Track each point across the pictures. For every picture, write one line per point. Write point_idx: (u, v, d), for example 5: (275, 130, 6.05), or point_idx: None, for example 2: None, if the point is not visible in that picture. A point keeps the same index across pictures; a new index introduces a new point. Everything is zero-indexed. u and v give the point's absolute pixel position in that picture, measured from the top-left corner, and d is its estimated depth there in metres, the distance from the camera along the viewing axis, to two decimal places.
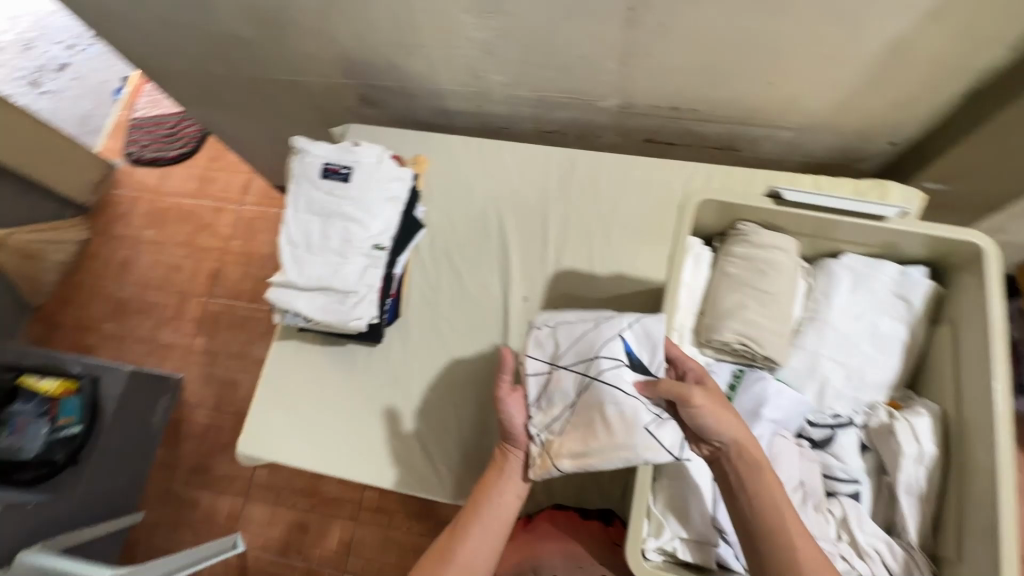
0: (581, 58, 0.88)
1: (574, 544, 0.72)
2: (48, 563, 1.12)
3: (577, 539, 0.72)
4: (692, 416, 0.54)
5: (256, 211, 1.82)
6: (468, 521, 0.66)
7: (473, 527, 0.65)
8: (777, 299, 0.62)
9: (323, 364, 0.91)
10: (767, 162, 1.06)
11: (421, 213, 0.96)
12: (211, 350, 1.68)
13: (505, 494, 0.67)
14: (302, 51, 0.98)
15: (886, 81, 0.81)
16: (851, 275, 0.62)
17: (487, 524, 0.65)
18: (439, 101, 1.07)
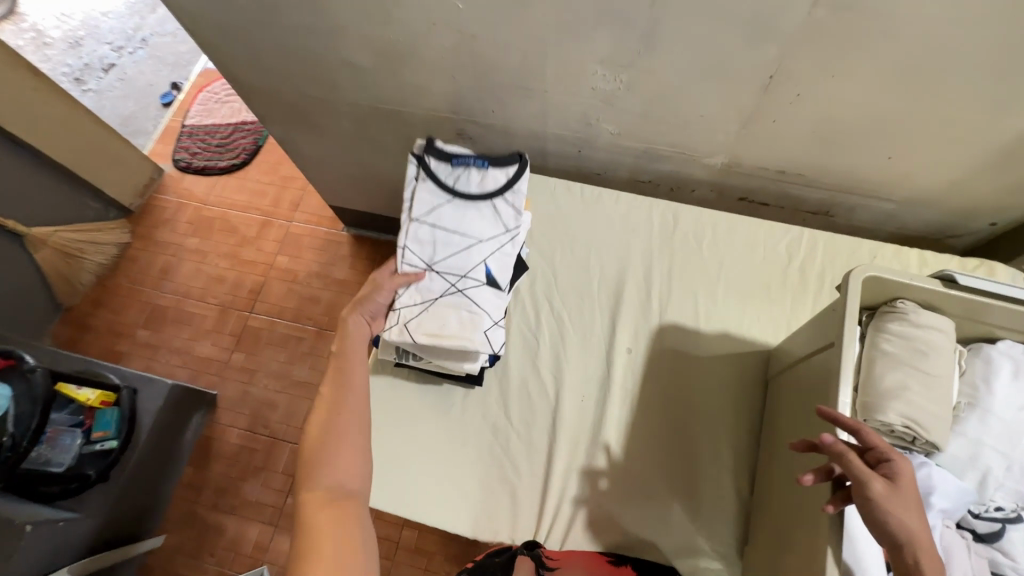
0: (702, 117, 0.89)
1: None
2: None
3: None
4: (879, 510, 0.50)
5: (305, 228, 1.80)
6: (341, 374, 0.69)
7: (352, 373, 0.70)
8: (940, 382, 0.60)
9: (418, 405, 0.87)
10: (857, 230, 1.07)
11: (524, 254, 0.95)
12: (249, 367, 1.63)
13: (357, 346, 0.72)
14: (414, 83, 0.99)
15: (1007, 167, 0.83)
16: (1011, 363, 0.62)
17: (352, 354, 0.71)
18: (538, 143, 1.07)
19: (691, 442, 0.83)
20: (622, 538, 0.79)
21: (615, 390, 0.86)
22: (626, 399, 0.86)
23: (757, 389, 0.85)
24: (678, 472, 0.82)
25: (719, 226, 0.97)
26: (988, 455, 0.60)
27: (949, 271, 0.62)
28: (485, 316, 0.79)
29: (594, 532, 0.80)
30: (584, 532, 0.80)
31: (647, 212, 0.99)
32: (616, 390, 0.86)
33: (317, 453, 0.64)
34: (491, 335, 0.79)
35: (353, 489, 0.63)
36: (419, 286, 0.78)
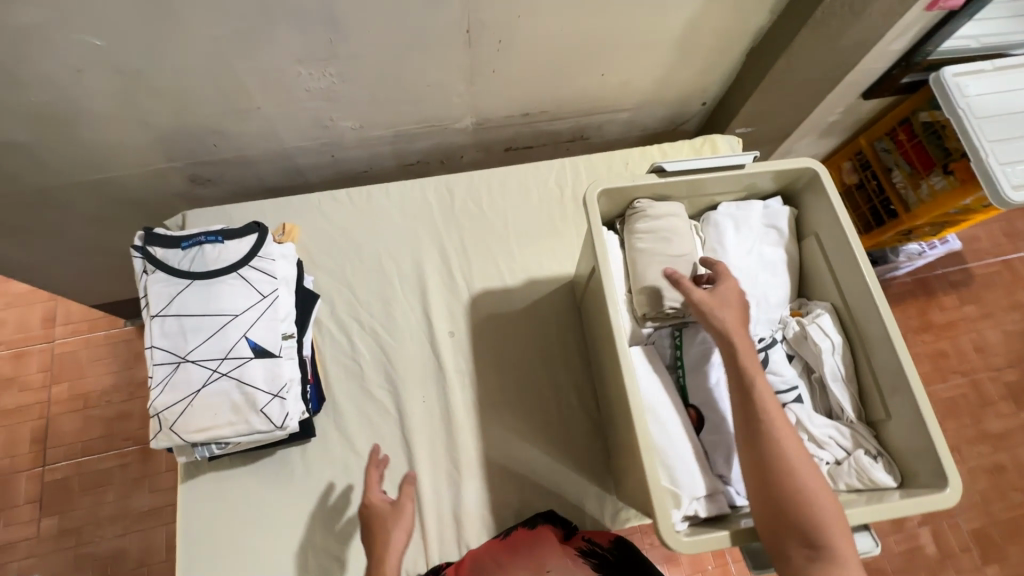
0: (430, 86, 0.88)
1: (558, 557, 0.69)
2: None
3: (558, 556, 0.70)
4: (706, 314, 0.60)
5: (75, 342, 1.48)
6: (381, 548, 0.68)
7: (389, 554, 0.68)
8: (687, 258, 0.69)
9: (253, 486, 0.78)
10: (612, 143, 1.18)
11: (310, 282, 0.88)
12: (72, 527, 1.33)
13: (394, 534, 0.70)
14: (101, 143, 0.83)
15: (691, 55, 0.95)
16: (731, 219, 0.72)
17: (393, 553, 0.68)
18: (287, 161, 0.98)
19: (537, 391, 0.86)
20: (509, 508, 0.80)
21: (453, 376, 0.85)
22: (467, 379, 0.86)
23: (575, 318, 0.90)
24: (535, 423, 0.84)
25: (492, 183, 0.98)
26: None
27: (660, 162, 0.68)
28: (259, 392, 0.68)
29: (481, 516, 0.80)
30: (473, 520, 0.79)
31: (421, 193, 0.96)
32: (453, 374, 0.86)
33: None
34: (271, 411, 0.68)
35: None
36: (174, 383, 0.66)
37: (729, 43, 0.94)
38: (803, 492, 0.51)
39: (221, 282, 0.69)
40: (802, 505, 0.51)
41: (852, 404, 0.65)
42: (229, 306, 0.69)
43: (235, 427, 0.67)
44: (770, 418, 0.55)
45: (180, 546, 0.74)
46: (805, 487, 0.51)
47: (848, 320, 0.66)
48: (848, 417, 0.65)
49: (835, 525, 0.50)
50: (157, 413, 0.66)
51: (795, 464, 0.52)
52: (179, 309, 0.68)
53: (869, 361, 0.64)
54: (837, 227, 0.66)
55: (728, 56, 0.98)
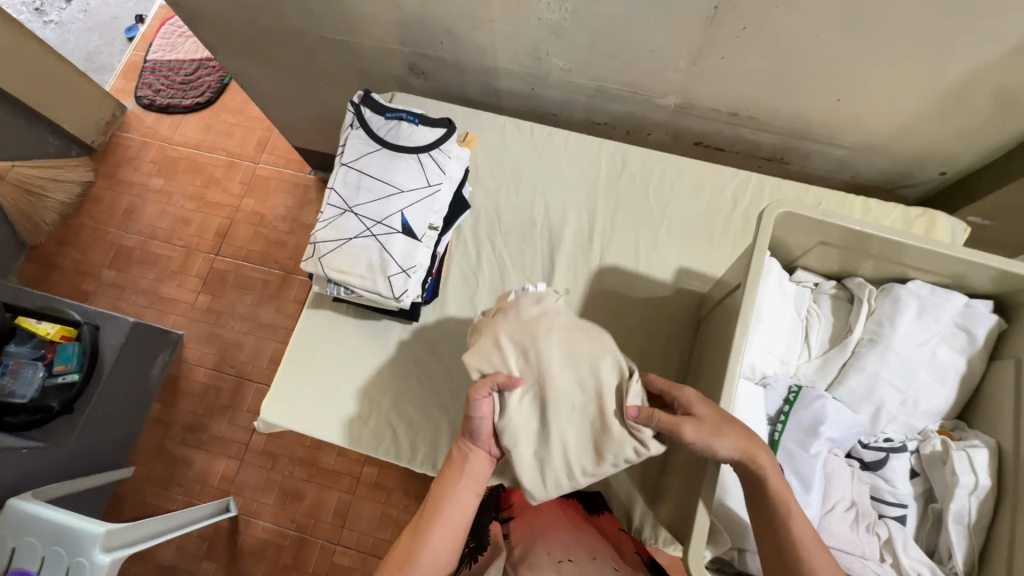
0: (652, 52, 0.86)
1: (591, 540, 0.74)
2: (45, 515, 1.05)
3: (592, 536, 0.75)
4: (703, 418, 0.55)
5: (271, 170, 1.76)
6: (434, 509, 0.64)
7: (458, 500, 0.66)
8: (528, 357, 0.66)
9: (355, 336, 0.89)
10: (811, 178, 1.06)
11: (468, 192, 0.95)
12: (215, 309, 1.64)
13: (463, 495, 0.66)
14: (358, 10, 0.95)
15: (954, 111, 0.81)
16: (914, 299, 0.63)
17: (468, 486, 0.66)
18: (492, 80, 1.04)
19: None
20: None
21: None
22: None
23: (688, 330, 0.87)
24: None
25: (666, 168, 0.96)
26: (884, 388, 0.61)
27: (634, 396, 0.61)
28: (392, 262, 0.76)
29: None
30: None
31: (595, 152, 0.97)
32: None
33: None
34: (394, 281, 0.77)
35: None
36: (336, 225, 0.77)
37: (1012, 114, 0.78)
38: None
39: (401, 158, 0.78)
40: None
41: (966, 556, 0.55)
42: (399, 181, 0.77)
43: (363, 280, 0.77)
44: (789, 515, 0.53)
45: (286, 354, 0.89)
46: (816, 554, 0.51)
47: (1010, 468, 0.56)
48: (953, 567, 0.55)
49: None
50: (314, 244, 0.78)
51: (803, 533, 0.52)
52: (364, 167, 0.78)
53: (1014, 524, 0.53)
54: None
55: (1003, 128, 0.81)
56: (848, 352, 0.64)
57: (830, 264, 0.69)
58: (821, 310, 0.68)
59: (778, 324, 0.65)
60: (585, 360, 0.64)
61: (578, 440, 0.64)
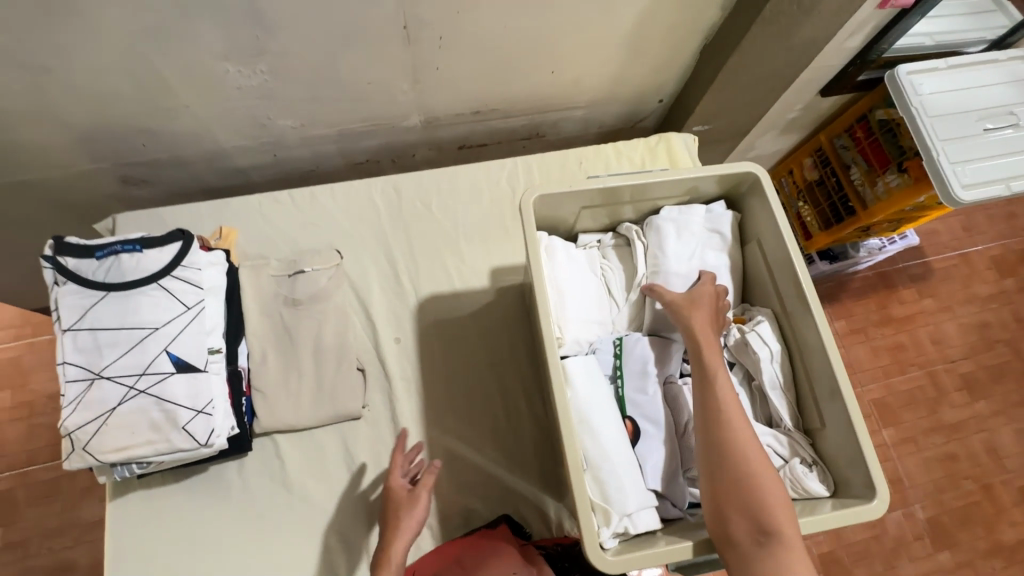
0: (371, 84, 0.84)
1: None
2: None
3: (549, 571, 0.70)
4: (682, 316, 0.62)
5: (18, 347, 1.42)
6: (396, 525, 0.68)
7: (397, 542, 0.66)
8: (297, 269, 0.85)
9: (188, 500, 0.75)
10: (570, 140, 1.15)
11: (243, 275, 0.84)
12: (16, 540, 1.29)
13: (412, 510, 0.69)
14: (16, 143, 0.78)
15: (642, 53, 0.93)
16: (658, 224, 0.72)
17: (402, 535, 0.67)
18: (227, 161, 0.94)
19: (484, 395, 0.85)
20: (454, 517, 0.79)
21: (399, 383, 0.84)
22: (412, 387, 0.84)
23: (523, 322, 0.88)
24: (483, 430, 0.83)
25: (441, 182, 0.96)
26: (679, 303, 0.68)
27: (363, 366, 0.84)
28: (180, 409, 0.65)
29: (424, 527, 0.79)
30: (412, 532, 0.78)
31: (367, 194, 0.93)
32: (398, 382, 0.84)
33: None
34: (194, 427, 0.66)
35: None
36: (88, 401, 0.63)
37: (681, 41, 0.92)
38: (745, 465, 0.54)
39: (137, 294, 0.66)
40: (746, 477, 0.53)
41: (790, 413, 0.65)
42: (148, 319, 0.66)
43: (154, 445, 0.64)
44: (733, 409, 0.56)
45: (109, 563, 0.72)
46: (771, 500, 0.52)
47: (787, 327, 0.66)
48: (785, 426, 0.65)
49: (777, 511, 0.52)
50: (70, 434, 0.63)
51: (762, 477, 0.53)
52: (95, 321, 0.64)
53: (807, 370, 0.64)
54: (776, 232, 0.66)
55: (680, 53, 0.95)
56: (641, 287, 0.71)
57: (601, 220, 0.75)
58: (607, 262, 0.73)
59: (580, 291, 0.69)
60: (331, 352, 0.81)
61: (292, 404, 0.78)
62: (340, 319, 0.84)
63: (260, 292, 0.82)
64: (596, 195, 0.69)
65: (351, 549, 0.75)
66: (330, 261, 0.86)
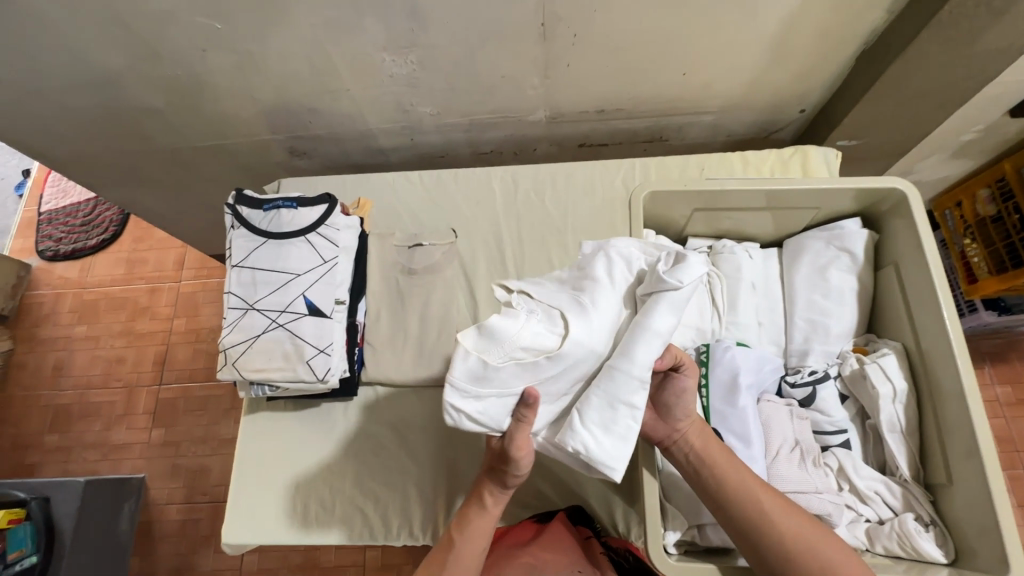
0: (504, 78, 0.90)
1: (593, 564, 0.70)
2: None
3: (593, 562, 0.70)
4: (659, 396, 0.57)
5: (195, 284, 1.73)
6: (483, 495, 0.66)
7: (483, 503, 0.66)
8: (417, 244, 0.93)
9: (301, 428, 0.86)
10: (694, 147, 1.12)
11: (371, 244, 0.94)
12: (172, 440, 1.57)
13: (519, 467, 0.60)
14: (219, 113, 0.95)
15: (786, 58, 0.87)
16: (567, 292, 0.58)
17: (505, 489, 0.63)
18: (372, 141, 1.06)
19: None
20: (522, 498, 0.82)
21: None
22: None
23: None
24: None
25: (557, 176, 0.99)
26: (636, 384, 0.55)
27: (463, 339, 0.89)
28: (307, 345, 0.75)
29: None
30: None
31: (487, 181, 0.99)
32: None
33: None
34: (315, 364, 0.76)
35: None
36: (241, 326, 0.76)
37: (835, 46, 0.85)
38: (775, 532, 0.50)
39: (289, 242, 0.78)
40: (784, 546, 0.50)
41: (909, 462, 0.57)
42: (294, 265, 0.77)
43: (283, 372, 0.75)
44: (739, 484, 0.52)
45: (235, 466, 0.86)
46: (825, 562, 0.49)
47: (919, 366, 0.59)
48: (901, 475, 0.57)
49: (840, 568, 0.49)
50: (226, 351, 0.76)
51: (799, 540, 0.50)
52: (256, 261, 0.77)
53: (938, 417, 0.56)
54: (920, 257, 0.59)
55: (831, 59, 0.88)
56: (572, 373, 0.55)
57: (715, 225, 0.72)
58: (527, 318, 0.55)
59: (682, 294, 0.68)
60: (437, 321, 0.89)
61: (397, 361, 0.87)
62: (448, 292, 0.91)
63: (384, 260, 0.92)
64: (709, 200, 0.67)
65: (427, 500, 0.82)
66: (447, 238, 0.94)
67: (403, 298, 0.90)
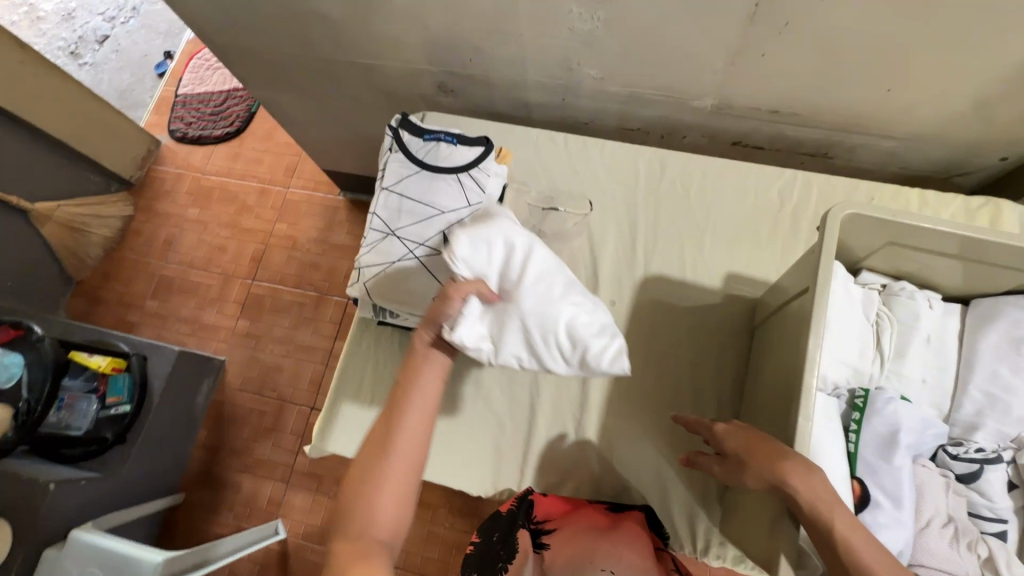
0: (687, 55, 0.84)
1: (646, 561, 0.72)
2: (105, 546, 1.09)
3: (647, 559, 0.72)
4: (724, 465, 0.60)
5: (301, 194, 1.79)
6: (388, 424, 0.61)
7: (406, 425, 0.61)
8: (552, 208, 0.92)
9: (402, 359, 0.89)
10: (858, 172, 1.02)
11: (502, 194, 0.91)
12: (254, 333, 1.67)
13: (424, 389, 0.63)
14: (387, 33, 0.95)
15: (1017, 96, 0.77)
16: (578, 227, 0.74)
17: (420, 418, 0.61)
18: (521, 93, 1.03)
19: (674, 390, 0.84)
20: (601, 484, 0.82)
21: None
22: None
23: (741, 336, 0.84)
24: (659, 421, 0.83)
25: (708, 171, 0.93)
26: (484, 330, 0.65)
27: None
28: (437, 285, 0.75)
29: (572, 476, 0.83)
30: (558, 476, 0.82)
31: (632, 160, 0.95)
32: None
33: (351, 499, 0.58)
34: None
35: (388, 538, 0.57)
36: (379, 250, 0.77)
37: None
38: None
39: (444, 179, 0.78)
40: None
41: None
42: (441, 202, 0.77)
43: (409, 303, 0.76)
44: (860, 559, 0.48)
45: (337, 375, 0.89)
46: None
47: None
48: None
49: None
50: (360, 270, 0.78)
51: None
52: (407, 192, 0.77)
53: None
54: None
55: None
56: (506, 254, 0.66)
57: (897, 264, 0.66)
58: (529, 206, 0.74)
59: (848, 328, 0.62)
60: None
61: None
62: (574, 264, 0.90)
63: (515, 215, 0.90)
64: (899, 237, 0.61)
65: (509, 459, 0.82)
66: (582, 208, 0.92)
67: None
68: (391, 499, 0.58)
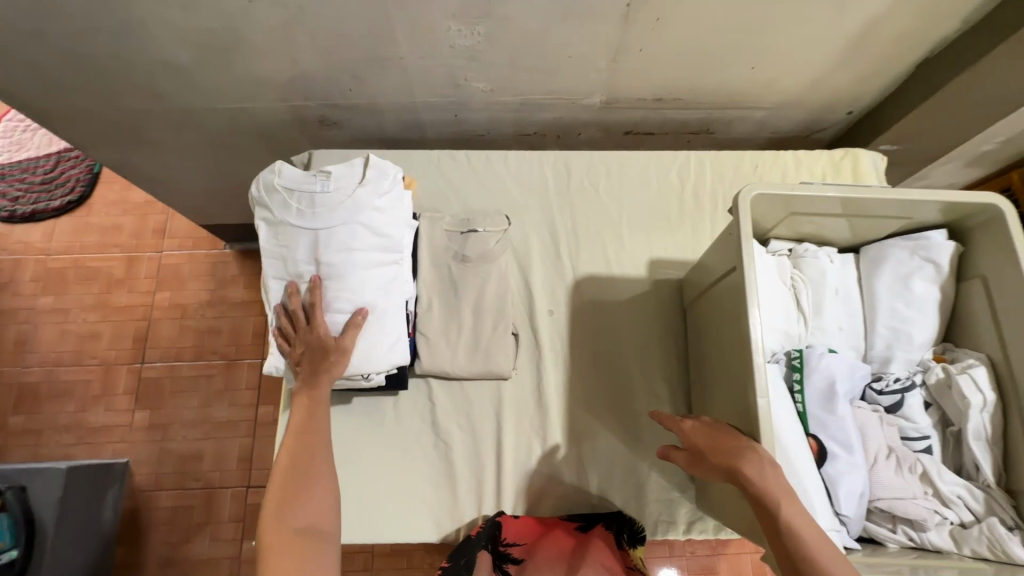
0: (572, 58, 0.85)
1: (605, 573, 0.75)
2: None
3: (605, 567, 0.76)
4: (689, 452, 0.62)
5: (179, 256, 1.59)
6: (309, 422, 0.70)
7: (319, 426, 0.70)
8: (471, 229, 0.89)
9: (350, 422, 0.83)
10: (736, 142, 1.11)
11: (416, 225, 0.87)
12: (158, 422, 1.46)
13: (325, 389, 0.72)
14: (250, 73, 0.86)
15: (854, 60, 0.87)
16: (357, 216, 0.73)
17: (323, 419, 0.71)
18: (412, 115, 0.99)
19: (626, 384, 0.86)
20: (581, 493, 0.82)
21: (546, 352, 0.86)
22: (557, 358, 0.87)
23: (673, 316, 0.89)
24: (620, 416, 0.84)
25: (610, 165, 0.95)
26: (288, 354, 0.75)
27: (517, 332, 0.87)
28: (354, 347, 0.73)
29: (551, 493, 0.82)
30: (539, 496, 0.81)
31: (539, 166, 0.94)
32: (548, 353, 0.86)
33: (280, 504, 0.65)
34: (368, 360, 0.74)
35: (322, 526, 0.65)
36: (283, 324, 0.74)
37: (905, 51, 0.85)
38: None
39: (320, 232, 0.73)
40: None
41: (992, 467, 0.60)
42: (334, 263, 0.73)
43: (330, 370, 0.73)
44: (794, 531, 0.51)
45: None
46: None
47: (1005, 378, 0.61)
48: (984, 480, 0.60)
49: None
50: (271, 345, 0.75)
51: None
52: (280, 248, 0.74)
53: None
54: (1017, 280, 0.61)
55: (893, 65, 0.89)
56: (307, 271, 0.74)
57: (798, 228, 0.72)
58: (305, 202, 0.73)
59: (775, 296, 0.66)
60: (493, 311, 0.85)
61: (450, 352, 0.83)
62: (502, 287, 0.87)
63: (434, 244, 0.87)
64: (798, 205, 0.67)
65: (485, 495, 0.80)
66: (501, 225, 0.89)
67: (454, 286, 0.86)
68: (313, 500, 0.66)
